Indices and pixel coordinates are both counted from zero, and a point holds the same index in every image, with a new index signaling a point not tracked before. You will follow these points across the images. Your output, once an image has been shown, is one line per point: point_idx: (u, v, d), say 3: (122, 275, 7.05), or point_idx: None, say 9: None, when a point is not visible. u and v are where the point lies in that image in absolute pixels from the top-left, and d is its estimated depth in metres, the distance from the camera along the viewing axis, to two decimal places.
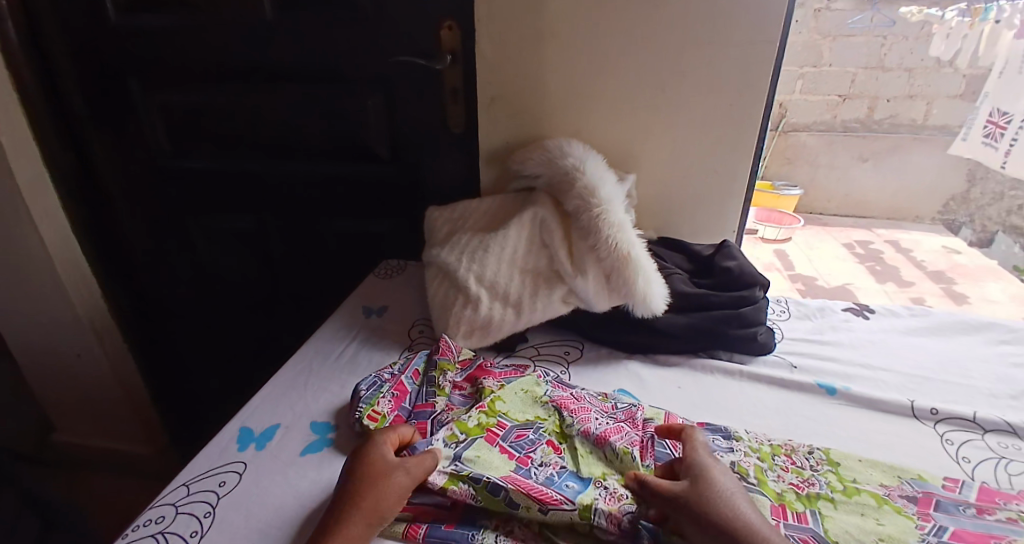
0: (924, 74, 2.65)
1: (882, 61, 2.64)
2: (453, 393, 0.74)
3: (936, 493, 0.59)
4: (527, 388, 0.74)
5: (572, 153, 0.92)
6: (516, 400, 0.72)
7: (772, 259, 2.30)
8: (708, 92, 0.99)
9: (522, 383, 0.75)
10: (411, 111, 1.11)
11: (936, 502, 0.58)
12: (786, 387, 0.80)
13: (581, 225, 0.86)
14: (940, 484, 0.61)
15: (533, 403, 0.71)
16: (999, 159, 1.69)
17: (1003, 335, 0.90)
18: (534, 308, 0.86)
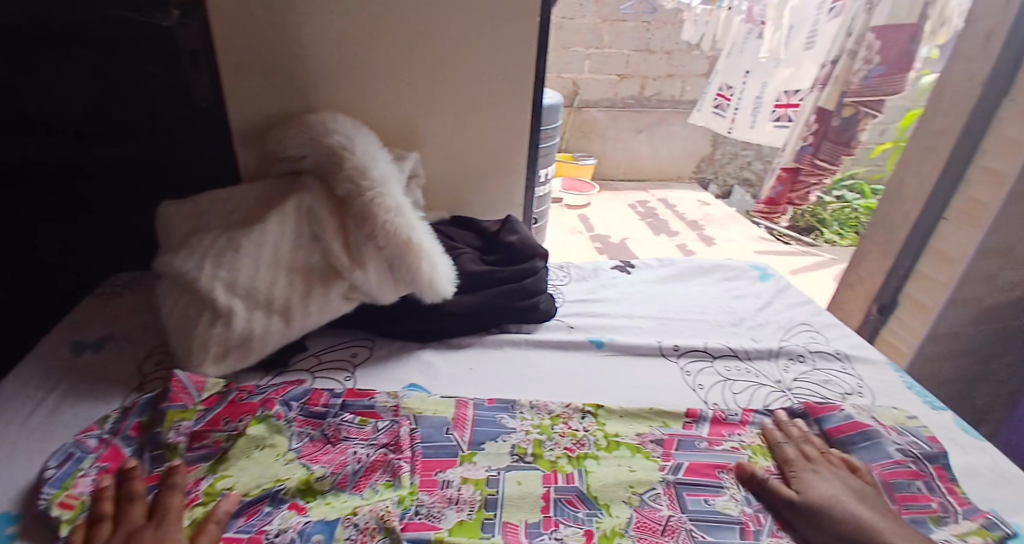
0: (680, 56, 3.06)
1: (648, 45, 2.99)
2: (190, 451, 0.61)
3: (678, 433, 0.69)
4: (262, 449, 0.61)
5: (339, 130, 0.78)
6: (248, 466, 0.60)
7: (574, 223, 2.51)
8: (486, 68, 0.94)
9: (257, 436, 0.62)
10: (130, 81, 0.87)
11: (678, 442, 0.68)
12: (564, 348, 0.85)
13: (354, 212, 0.74)
14: (681, 425, 0.70)
15: (272, 461, 0.60)
16: (725, 126, 2.00)
17: (728, 274, 1.08)
18: (307, 312, 0.74)
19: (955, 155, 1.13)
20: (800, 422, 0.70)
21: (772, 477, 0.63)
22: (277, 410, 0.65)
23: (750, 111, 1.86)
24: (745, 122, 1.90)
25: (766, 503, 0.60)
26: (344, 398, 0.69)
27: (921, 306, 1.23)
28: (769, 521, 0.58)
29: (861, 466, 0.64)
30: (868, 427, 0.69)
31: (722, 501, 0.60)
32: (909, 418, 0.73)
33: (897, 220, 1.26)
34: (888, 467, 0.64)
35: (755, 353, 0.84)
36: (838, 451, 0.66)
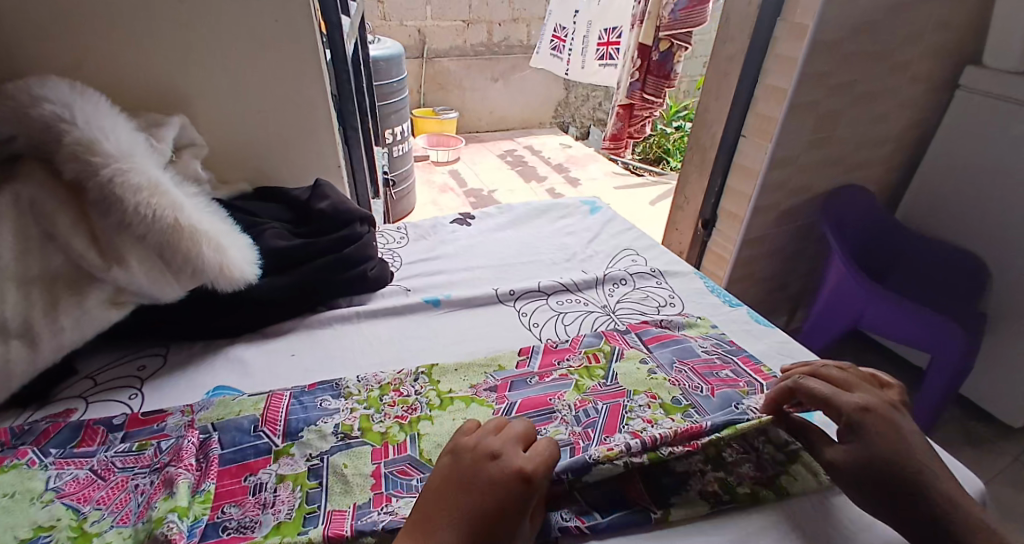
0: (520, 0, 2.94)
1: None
2: None
3: (513, 375, 0.67)
4: (17, 494, 0.50)
5: (51, 98, 0.62)
6: None
7: (442, 179, 2.52)
8: (245, 10, 0.79)
9: (3, 485, 0.50)
10: None
11: (512, 384, 0.66)
12: (399, 313, 0.80)
13: (91, 199, 0.61)
14: (514, 365, 0.69)
15: (25, 509, 0.48)
16: (561, 67, 2.14)
17: (563, 213, 1.11)
18: (59, 329, 0.60)
19: (744, 77, 1.23)
20: (624, 345, 0.73)
21: (598, 395, 0.63)
22: (29, 457, 0.53)
23: (580, 51, 2.03)
24: (577, 63, 2.07)
25: (595, 417, 0.59)
26: (126, 429, 0.58)
27: (733, 217, 1.38)
28: (598, 432, 0.57)
29: (676, 368, 0.68)
30: (678, 336, 0.75)
31: (553, 426, 0.58)
32: (712, 326, 0.79)
33: (708, 142, 1.38)
34: (700, 363, 0.70)
35: (583, 284, 0.87)
36: (656, 361, 0.69)
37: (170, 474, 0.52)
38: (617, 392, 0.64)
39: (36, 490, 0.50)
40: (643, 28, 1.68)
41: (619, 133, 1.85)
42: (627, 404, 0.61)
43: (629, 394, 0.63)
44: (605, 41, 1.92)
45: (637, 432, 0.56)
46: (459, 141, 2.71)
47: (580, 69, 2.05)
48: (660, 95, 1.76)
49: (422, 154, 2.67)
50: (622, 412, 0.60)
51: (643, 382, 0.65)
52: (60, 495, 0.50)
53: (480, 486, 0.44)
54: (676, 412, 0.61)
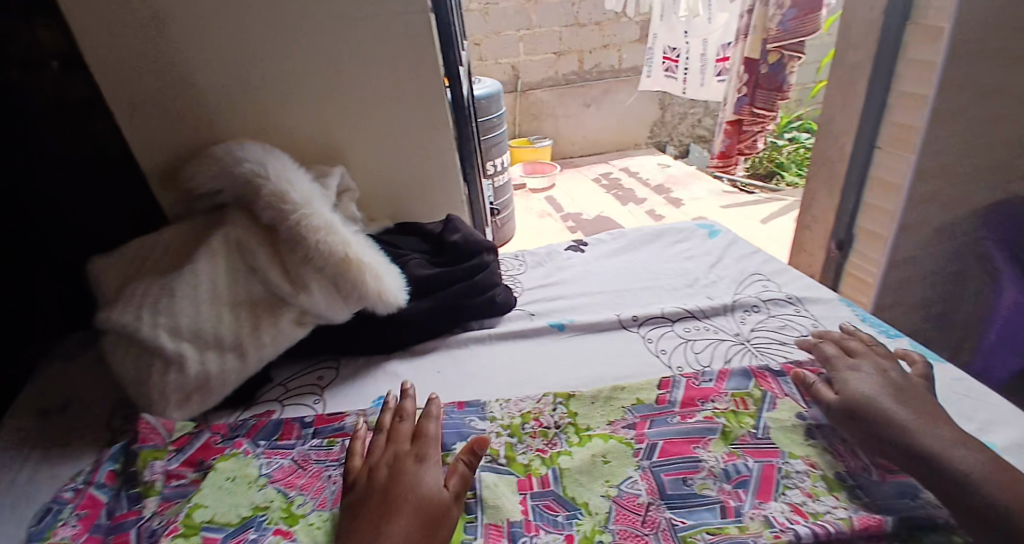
0: (610, 27, 2.97)
1: (577, 18, 2.91)
2: (168, 487, 0.59)
3: (652, 413, 0.65)
4: (238, 476, 0.60)
5: (250, 157, 0.77)
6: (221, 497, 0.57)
7: (540, 206, 2.58)
8: (390, 69, 0.91)
9: (226, 470, 0.61)
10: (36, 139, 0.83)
11: (651, 421, 0.64)
12: (526, 336, 0.85)
13: (283, 238, 0.74)
14: (654, 400, 0.67)
15: (246, 491, 0.58)
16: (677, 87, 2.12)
17: (679, 236, 1.10)
18: (260, 344, 0.72)
19: (872, 86, 1.14)
20: (777, 392, 0.68)
21: (747, 451, 0.60)
22: (244, 448, 0.64)
23: (698, 70, 1.99)
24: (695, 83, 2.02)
25: (746, 476, 0.57)
26: (315, 426, 0.68)
27: (875, 236, 1.26)
28: (751, 494, 0.55)
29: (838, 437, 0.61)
30: None
31: (700, 479, 0.56)
32: None
33: (835, 156, 1.30)
34: None
35: (710, 311, 0.86)
36: (814, 419, 0.64)
37: None
38: (771, 451, 0.60)
39: (251, 473, 0.60)
40: (749, 42, 1.63)
41: (727, 151, 1.79)
42: (784, 468, 0.58)
43: (783, 456, 0.59)
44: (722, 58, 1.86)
45: (796, 505, 0.53)
46: (554, 167, 2.78)
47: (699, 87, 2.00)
48: (773, 108, 1.66)
49: (519, 183, 2.78)
50: (777, 476, 0.57)
51: (797, 444, 0.61)
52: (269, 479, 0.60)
53: (885, 385, 0.61)
54: (840, 490, 0.55)
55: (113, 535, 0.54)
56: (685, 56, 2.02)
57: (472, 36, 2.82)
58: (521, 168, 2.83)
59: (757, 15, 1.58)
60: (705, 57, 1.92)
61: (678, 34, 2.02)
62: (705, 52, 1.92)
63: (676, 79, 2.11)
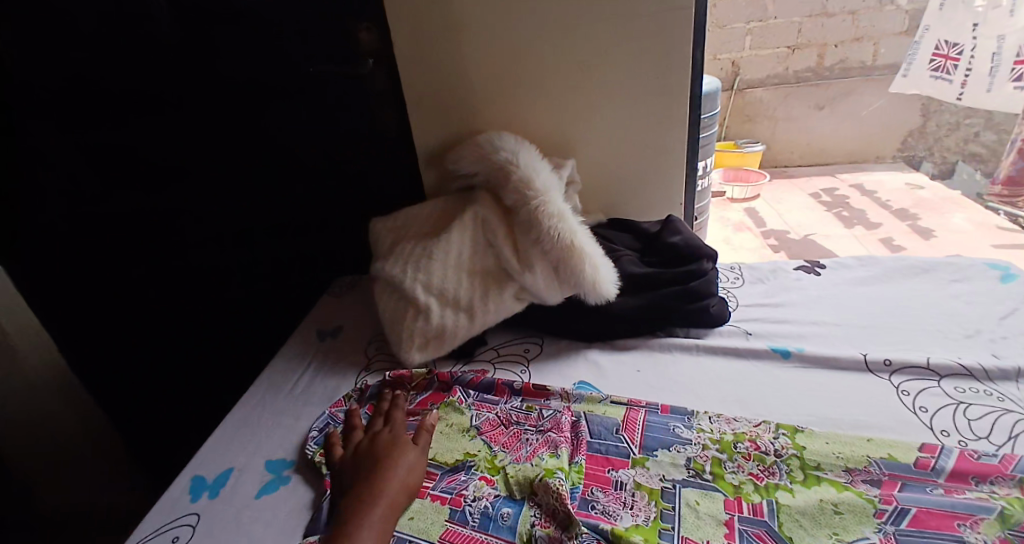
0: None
1: None
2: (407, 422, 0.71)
3: (904, 474, 0.56)
4: (455, 423, 0.70)
5: (506, 146, 0.86)
6: (442, 441, 0.68)
7: (737, 217, 2.26)
8: (636, 67, 0.93)
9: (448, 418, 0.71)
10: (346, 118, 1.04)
11: (902, 484, 0.55)
12: (741, 355, 0.79)
13: (521, 220, 0.81)
14: (914, 461, 0.57)
15: (460, 438, 0.68)
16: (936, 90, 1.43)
17: (954, 274, 0.90)
18: (487, 310, 0.81)
19: None
20: None
21: None
22: (459, 397, 0.74)
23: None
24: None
25: None
26: (524, 397, 0.73)
27: None
28: None
29: None
30: None
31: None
32: None
33: None
34: None
35: (999, 374, 0.69)
36: None
37: (554, 438, 0.65)
38: None
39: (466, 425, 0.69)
40: None
41: None
42: None
43: None
44: None
45: None
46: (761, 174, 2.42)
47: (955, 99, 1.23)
48: None
49: (717, 191, 2.39)
50: None
51: None
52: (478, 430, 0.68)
53: None
54: None
55: None
56: (970, 50, 1.15)
57: None
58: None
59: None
60: (962, 65, 1.18)
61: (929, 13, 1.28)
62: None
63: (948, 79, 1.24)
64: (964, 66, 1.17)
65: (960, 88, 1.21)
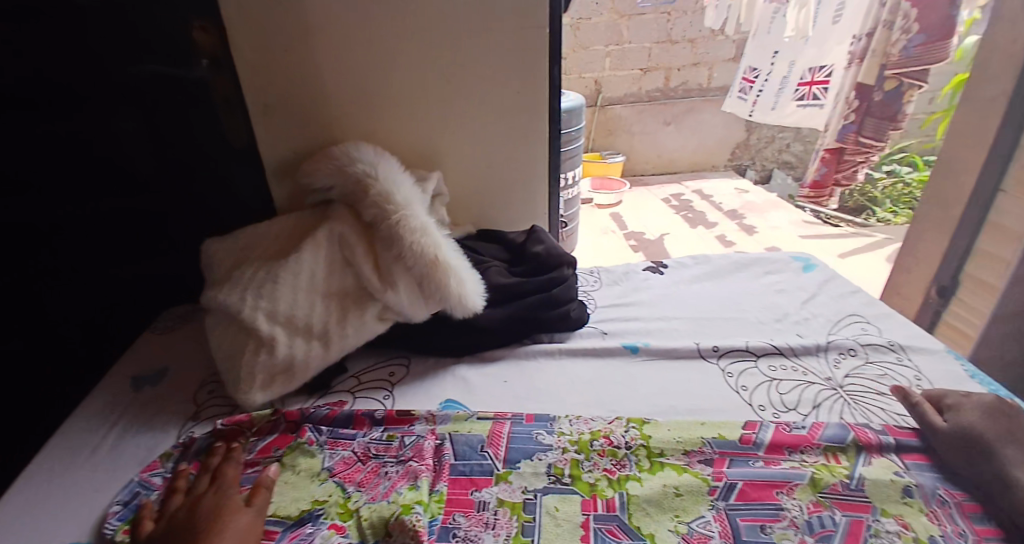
0: (705, 44, 2.83)
1: (670, 35, 2.80)
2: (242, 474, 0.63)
3: (732, 451, 0.62)
4: (301, 468, 0.63)
5: (362, 158, 0.81)
6: (286, 490, 0.61)
7: (606, 222, 2.42)
8: (494, 81, 0.94)
9: (293, 462, 0.64)
10: (178, 125, 0.90)
11: (730, 460, 0.61)
12: (598, 355, 0.84)
13: (381, 236, 0.77)
14: (738, 438, 0.63)
15: (308, 485, 0.61)
16: (745, 112, 1.76)
17: (767, 267, 1.05)
18: (345, 335, 0.75)
19: (1009, 120, 1.01)
20: (874, 447, 0.62)
21: (835, 502, 0.56)
22: (309, 437, 0.67)
23: (773, 91, 1.62)
24: (767, 105, 1.66)
25: (830, 531, 0.53)
26: (385, 426, 0.68)
27: (985, 285, 1.11)
28: None
29: (940, 501, 0.56)
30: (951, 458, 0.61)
31: (781, 528, 0.53)
32: None
33: (952, 196, 1.14)
34: (970, 501, 0.57)
35: (801, 350, 0.81)
36: (915, 480, 0.59)
37: (414, 469, 0.61)
38: (861, 505, 0.56)
39: (315, 468, 0.63)
40: (864, 67, 1.32)
41: (822, 180, 1.51)
42: (873, 526, 0.54)
43: (874, 513, 0.55)
44: (807, 81, 1.49)
45: None
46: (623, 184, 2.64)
47: (747, 115, 1.74)
48: (883, 138, 1.36)
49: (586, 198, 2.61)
50: (866, 534, 0.53)
51: (892, 502, 0.56)
52: (329, 474, 0.62)
53: None
54: None
55: None
56: (766, 76, 1.65)
57: None
58: (589, 181, 2.70)
59: (877, 37, 1.27)
60: (757, 88, 1.69)
61: (767, 53, 1.64)
62: (790, 71, 1.54)
63: (745, 99, 1.76)
64: (760, 89, 1.67)
65: (752, 107, 1.72)
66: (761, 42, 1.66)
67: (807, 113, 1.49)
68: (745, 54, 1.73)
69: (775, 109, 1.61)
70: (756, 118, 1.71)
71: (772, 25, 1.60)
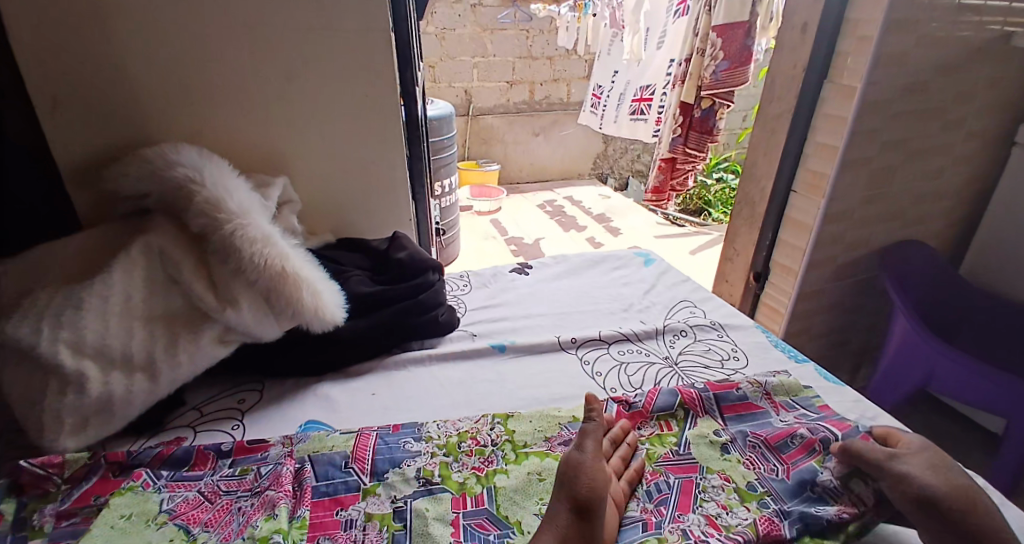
0: (561, 62, 3.02)
1: (529, 51, 2.95)
2: (55, 529, 0.54)
3: None
4: (130, 514, 0.54)
5: (184, 162, 0.73)
6: (112, 537, 0.52)
7: (486, 229, 2.47)
8: (342, 86, 0.92)
9: (120, 507, 0.55)
10: None
11: None
12: (467, 358, 0.85)
13: (213, 248, 0.70)
14: None
15: (140, 530, 0.53)
16: (596, 123, 2.06)
17: (618, 263, 1.15)
18: (176, 363, 0.68)
19: (791, 133, 1.23)
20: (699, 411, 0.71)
21: (669, 467, 0.64)
22: (143, 480, 0.58)
23: (614, 107, 1.93)
24: (610, 118, 1.97)
25: (666, 493, 0.60)
26: (234, 457, 0.62)
27: (788, 270, 1.34)
28: (671, 508, 0.59)
29: (749, 445, 0.66)
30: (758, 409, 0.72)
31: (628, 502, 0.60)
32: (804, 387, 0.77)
33: (758, 197, 1.36)
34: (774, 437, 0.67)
35: (644, 334, 0.90)
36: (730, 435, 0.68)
37: (271, 497, 0.56)
38: (690, 467, 0.64)
39: (151, 510, 0.55)
40: (685, 87, 1.53)
41: (660, 186, 1.65)
42: (701, 483, 0.62)
43: (701, 471, 0.63)
44: (639, 98, 1.78)
45: (711, 517, 0.57)
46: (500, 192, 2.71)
47: (598, 128, 2.02)
48: (704, 150, 1.59)
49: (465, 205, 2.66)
50: (695, 490, 0.61)
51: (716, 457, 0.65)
52: (171, 516, 0.55)
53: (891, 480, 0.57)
54: (752, 500, 0.60)
55: None
56: (609, 93, 1.96)
57: (426, 58, 2.79)
58: (468, 190, 2.73)
59: (693, 62, 1.49)
60: (604, 103, 1.99)
61: (609, 73, 1.95)
62: (625, 89, 1.85)
63: (596, 114, 2.06)
64: (607, 104, 1.97)
65: (601, 120, 2.01)
66: (608, 61, 1.95)
67: (638, 125, 1.78)
68: (595, 73, 2.03)
69: (615, 121, 1.92)
70: (604, 130, 1.99)
71: (613, 47, 1.91)
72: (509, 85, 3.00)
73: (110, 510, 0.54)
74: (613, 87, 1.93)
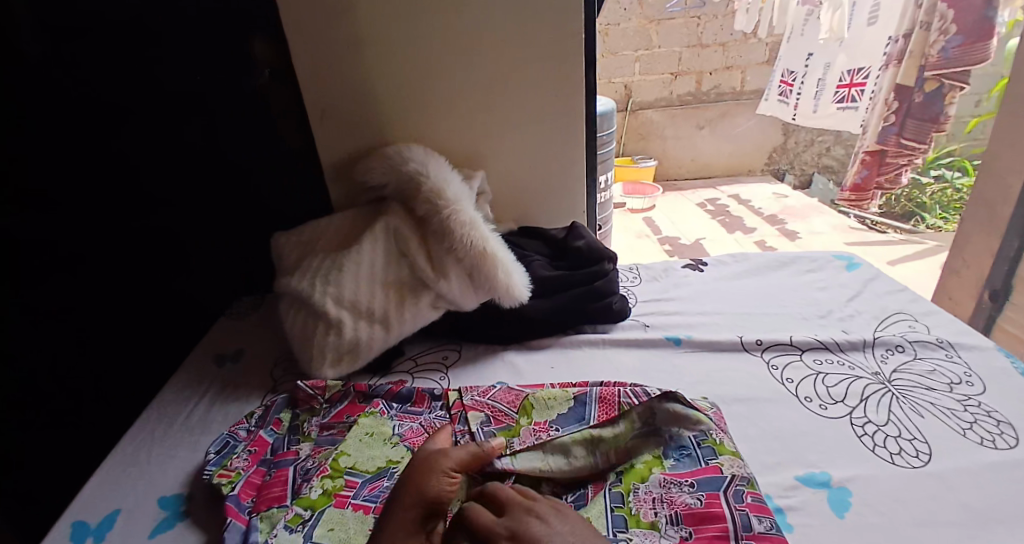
0: (737, 48, 2.85)
1: (700, 39, 2.82)
2: (319, 436, 0.71)
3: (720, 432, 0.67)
4: (373, 432, 0.69)
5: (414, 158, 0.88)
6: (362, 448, 0.67)
7: (641, 226, 2.42)
8: (536, 90, 1.00)
9: (366, 426, 0.70)
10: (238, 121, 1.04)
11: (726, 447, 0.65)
12: (641, 345, 0.87)
13: (433, 230, 0.83)
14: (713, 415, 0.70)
15: (382, 446, 0.67)
16: (785, 114, 1.83)
17: (808, 265, 1.06)
18: (402, 320, 0.81)
19: None
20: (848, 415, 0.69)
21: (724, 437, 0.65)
22: (380, 408, 0.73)
23: (811, 94, 1.70)
24: (808, 108, 1.72)
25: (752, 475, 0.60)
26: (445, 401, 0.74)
27: None
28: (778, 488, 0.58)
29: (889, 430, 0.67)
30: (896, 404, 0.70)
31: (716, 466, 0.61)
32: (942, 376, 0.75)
33: (999, 198, 1.13)
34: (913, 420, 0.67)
35: (847, 345, 0.83)
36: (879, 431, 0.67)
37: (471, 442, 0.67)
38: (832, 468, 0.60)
39: (386, 432, 0.69)
40: (902, 68, 1.33)
41: (863, 184, 1.49)
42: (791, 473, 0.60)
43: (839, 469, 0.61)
44: (845, 83, 1.54)
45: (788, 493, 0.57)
46: (656, 189, 2.63)
47: (789, 118, 1.80)
48: (925, 141, 1.33)
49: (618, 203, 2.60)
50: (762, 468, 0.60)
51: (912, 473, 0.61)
52: (401, 439, 0.69)
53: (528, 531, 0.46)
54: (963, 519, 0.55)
55: (275, 468, 0.65)
56: (801, 78, 1.73)
57: None
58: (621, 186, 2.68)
59: (915, 38, 1.28)
60: (795, 89, 1.77)
61: (801, 55, 1.72)
62: (825, 72, 1.61)
63: (783, 102, 1.83)
64: (798, 90, 1.74)
65: (793, 110, 1.79)
66: (799, 40, 1.72)
67: (846, 115, 1.55)
68: (782, 55, 1.81)
69: (815, 110, 1.69)
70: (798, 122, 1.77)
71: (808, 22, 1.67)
72: (672, 78, 2.91)
73: (358, 427, 0.69)
74: (806, 72, 1.70)
